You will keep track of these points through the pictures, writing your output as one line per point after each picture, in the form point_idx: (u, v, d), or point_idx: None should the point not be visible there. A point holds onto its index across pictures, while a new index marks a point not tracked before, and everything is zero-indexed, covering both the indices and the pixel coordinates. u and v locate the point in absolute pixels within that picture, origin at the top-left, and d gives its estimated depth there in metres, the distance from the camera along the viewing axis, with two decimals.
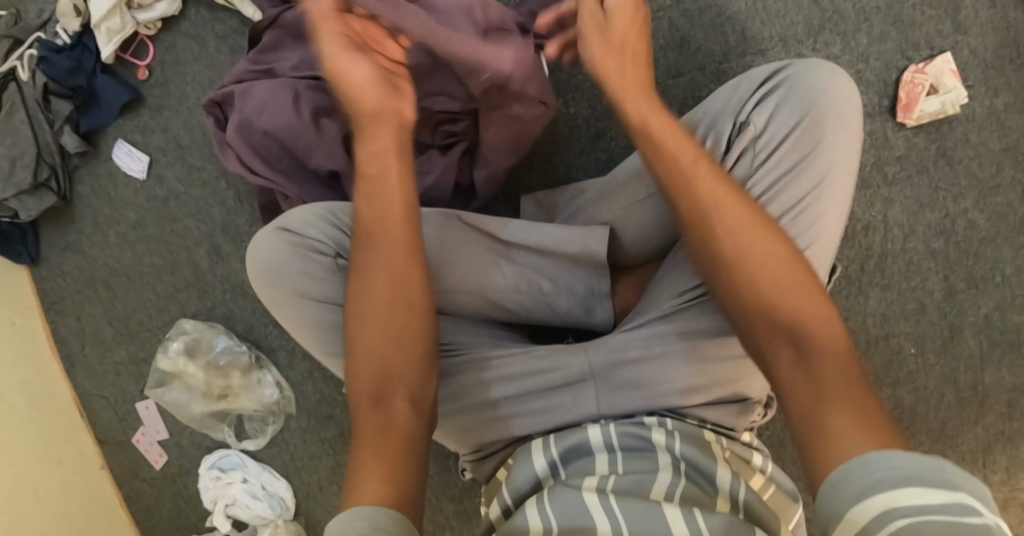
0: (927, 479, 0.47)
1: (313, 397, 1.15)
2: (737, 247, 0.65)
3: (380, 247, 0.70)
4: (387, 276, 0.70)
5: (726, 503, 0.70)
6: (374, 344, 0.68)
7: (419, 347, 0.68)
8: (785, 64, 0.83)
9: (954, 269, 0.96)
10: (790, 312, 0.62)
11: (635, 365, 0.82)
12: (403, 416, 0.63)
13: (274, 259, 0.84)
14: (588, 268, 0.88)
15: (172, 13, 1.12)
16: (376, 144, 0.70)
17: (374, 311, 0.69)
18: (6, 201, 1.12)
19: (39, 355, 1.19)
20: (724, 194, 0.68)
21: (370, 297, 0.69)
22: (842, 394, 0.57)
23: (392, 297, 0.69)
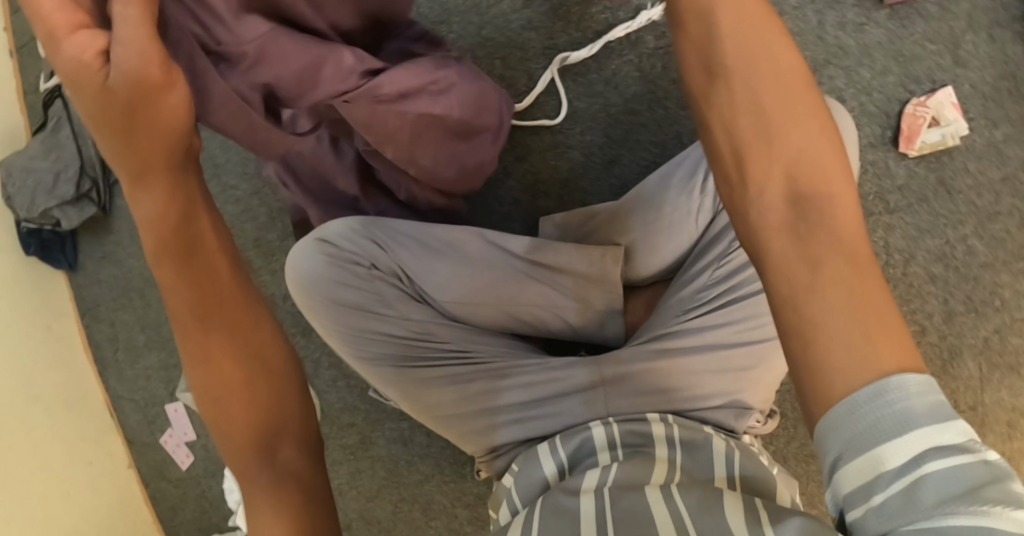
0: (920, 424, 0.45)
1: (336, 405, 1.15)
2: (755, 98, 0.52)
3: (209, 320, 0.56)
4: (225, 344, 0.57)
5: (724, 479, 0.76)
6: (234, 420, 0.57)
7: (292, 398, 0.60)
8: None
9: (954, 292, 0.99)
10: (801, 176, 0.51)
11: (645, 376, 0.87)
12: (293, 468, 0.60)
13: (311, 268, 0.89)
14: (601, 288, 0.92)
15: None
16: (168, 216, 0.53)
17: (223, 385, 0.57)
18: (49, 211, 1.18)
19: (73, 357, 1.25)
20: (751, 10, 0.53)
21: (215, 377, 0.56)
22: (860, 292, 0.48)
23: (241, 365, 0.57)
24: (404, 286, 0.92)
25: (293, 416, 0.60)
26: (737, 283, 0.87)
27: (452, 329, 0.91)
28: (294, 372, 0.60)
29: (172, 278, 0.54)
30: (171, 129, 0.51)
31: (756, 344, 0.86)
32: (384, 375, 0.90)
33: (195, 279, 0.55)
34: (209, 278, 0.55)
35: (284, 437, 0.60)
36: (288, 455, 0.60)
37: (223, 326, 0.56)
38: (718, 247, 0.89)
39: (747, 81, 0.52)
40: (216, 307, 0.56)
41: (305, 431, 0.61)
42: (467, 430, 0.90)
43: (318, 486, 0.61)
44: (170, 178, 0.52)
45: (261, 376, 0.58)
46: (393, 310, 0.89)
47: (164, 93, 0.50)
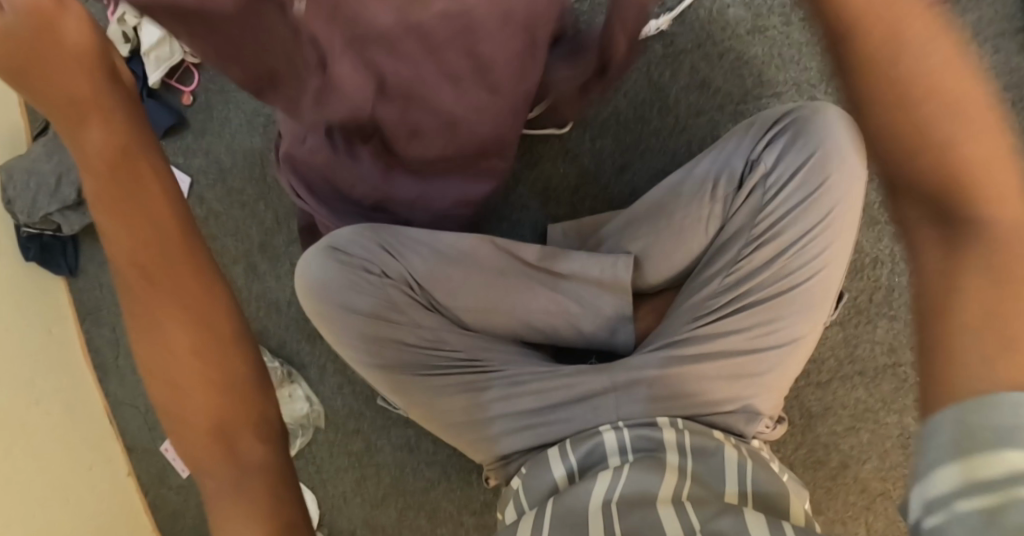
0: (1011, 447, 0.40)
1: (342, 412, 1.14)
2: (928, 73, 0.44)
3: (160, 279, 0.48)
4: (174, 309, 0.49)
5: (735, 495, 0.75)
6: (191, 405, 0.49)
7: (249, 377, 0.51)
8: (793, 107, 0.88)
9: None
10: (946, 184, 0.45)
11: (657, 383, 0.87)
12: (254, 461, 0.51)
13: (324, 275, 0.89)
14: (612, 293, 0.92)
15: None
16: (104, 161, 0.47)
17: (176, 363, 0.49)
18: (51, 216, 1.17)
19: (73, 362, 1.24)
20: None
21: (167, 353, 0.49)
22: (1006, 309, 0.43)
23: (196, 335, 0.49)
24: (416, 294, 0.91)
25: (245, 396, 0.51)
26: (747, 292, 0.87)
27: (464, 336, 0.91)
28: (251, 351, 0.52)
29: (110, 227, 0.47)
30: (83, 52, 0.45)
31: (765, 350, 0.87)
32: (397, 382, 0.90)
33: (135, 221, 0.47)
34: (156, 223, 0.48)
35: (243, 424, 0.51)
36: (250, 446, 0.51)
37: (172, 279, 0.48)
38: (727, 255, 0.89)
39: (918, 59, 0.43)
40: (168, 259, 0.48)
41: (269, 421, 0.52)
42: (476, 437, 0.90)
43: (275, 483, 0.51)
44: (90, 97, 0.46)
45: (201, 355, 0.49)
46: (405, 318, 0.89)
47: (55, 24, 0.44)
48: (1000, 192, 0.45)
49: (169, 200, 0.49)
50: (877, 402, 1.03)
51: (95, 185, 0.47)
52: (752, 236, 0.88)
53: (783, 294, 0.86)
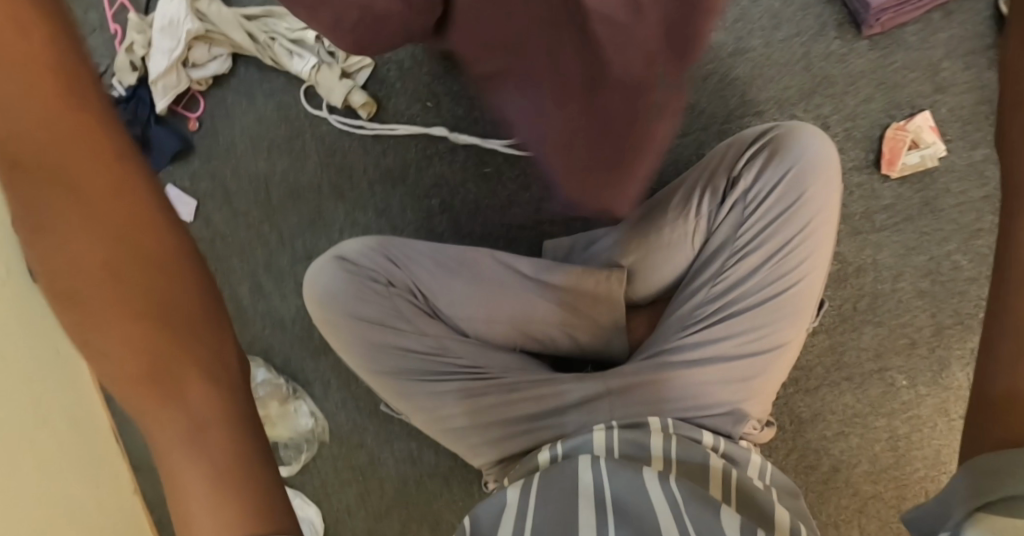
0: None
1: (346, 426, 1.17)
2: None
3: (79, 206, 0.43)
4: (96, 247, 0.43)
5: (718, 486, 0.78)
6: (112, 330, 0.43)
7: (205, 331, 0.46)
8: (771, 126, 0.92)
9: (941, 306, 1.04)
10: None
11: (647, 389, 0.90)
12: (213, 413, 0.46)
13: (332, 284, 0.94)
14: (607, 305, 0.94)
15: (224, 70, 1.17)
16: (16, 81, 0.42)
17: (112, 313, 0.43)
18: None
19: (80, 384, 1.27)
20: None
21: (98, 300, 0.43)
22: None
23: (127, 287, 0.43)
24: (419, 302, 0.95)
25: (200, 352, 0.46)
26: (733, 299, 0.90)
27: (465, 343, 0.94)
28: (213, 315, 0.46)
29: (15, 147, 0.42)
30: None
31: (754, 355, 0.89)
32: (399, 387, 0.93)
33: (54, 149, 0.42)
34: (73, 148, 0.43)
35: (199, 380, 0.46)
36: (201, 396, 0.46)
37: (61, 152, 0.42)
38: (713, 266, 0.93)
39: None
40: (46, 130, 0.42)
41: (228, 373, 0.47)
42: (474, 442, 0.93)
43: (247, 453, 0.47)
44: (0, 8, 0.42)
45: (112, 266, 0.43)
46: (408, 324, 0.93)
47: None
48: None
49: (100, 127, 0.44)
50: (866, 406, 1.06)
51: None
52: (736, 248, 0.91)
53: (770, 300, 0.89)
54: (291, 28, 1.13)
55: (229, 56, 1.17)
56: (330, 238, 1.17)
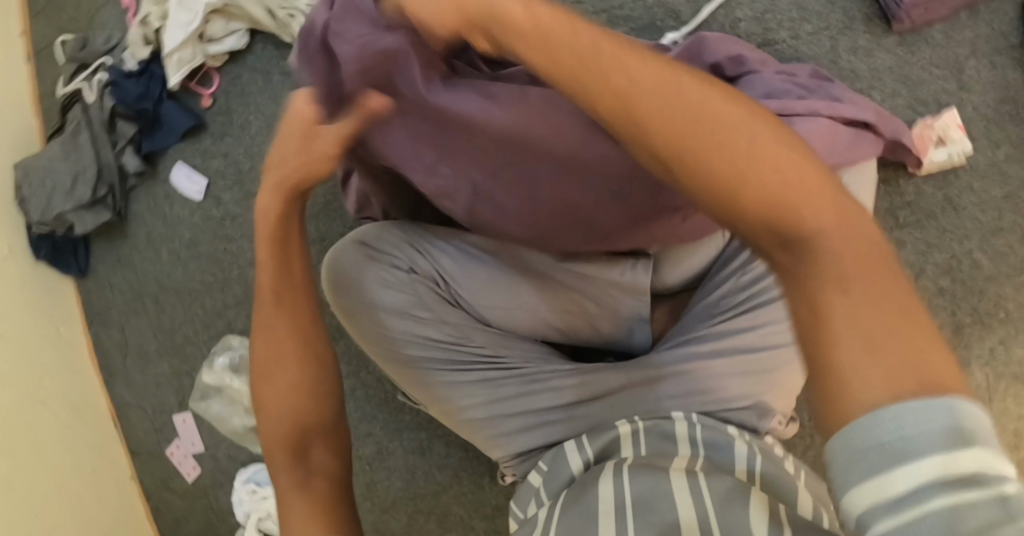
0: (908, 494, 0.42)
1: (354, 415, 1.15)
2: (620, 72, 0.52)
3: (284, 310, 0.74)
4: (288, 341, 0.73)
5: (745, 473, 0.78)
6: (279, 388, 0.72)
7: (326, 406, 0.74)
8: None
9: (960, 305, 1.04)
10: (702, 156, 0.50)
11: (672, 381, 0.89)
12: (325, 465, 0.71)
13: (354, 270, 0.92)
14: (633, 297, 0.94)
15: (240, 46, 1.15)
16: (285, 233, 0.75)
17: (280, 380, 0.73)
18: (64, 215, 1.17)
19: (79, 365, 1.24)
20: (662, 100, 0.51)
21: (273, 362, 0.73)
22: (878, 320, 0.46)
23: (294, 371, 0.73)
24: (441, 290, 0.93)
25: (325, 417, 0.73)
26: (760, 291, 0.90)
27: (487, 334, 0.93)
28: (336, 393, 0.75)
29: (266, 265, 0.75)
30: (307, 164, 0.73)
31: (777, 348, 0.89)
32: (421, 377, 0.93)
33: (282, 281, 0.75)
34: (293, 286, 0.75)
35: (320, 438, 0.73)
36: (320, 453, 0.72)
37: (287, 284, 0.75)
38: (741, 257, 0.92)
39: (607, 69, 0.52)
40: (280, 257, 0.75)
41: (340, 441, 0.74)
42: (492, 433, 0.92)
43: (338, 485, 0.71)
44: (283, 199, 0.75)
45: (300, 351, 0.73)
46: (431, 313, 0.91)
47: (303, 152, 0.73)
48: (820, 203, 0.49)
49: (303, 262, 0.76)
50: None
51: (270, 236, 0.75)
52: None
53: None
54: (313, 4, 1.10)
55: (246, 31, 1.15)
56: (342, 221, 1.14)
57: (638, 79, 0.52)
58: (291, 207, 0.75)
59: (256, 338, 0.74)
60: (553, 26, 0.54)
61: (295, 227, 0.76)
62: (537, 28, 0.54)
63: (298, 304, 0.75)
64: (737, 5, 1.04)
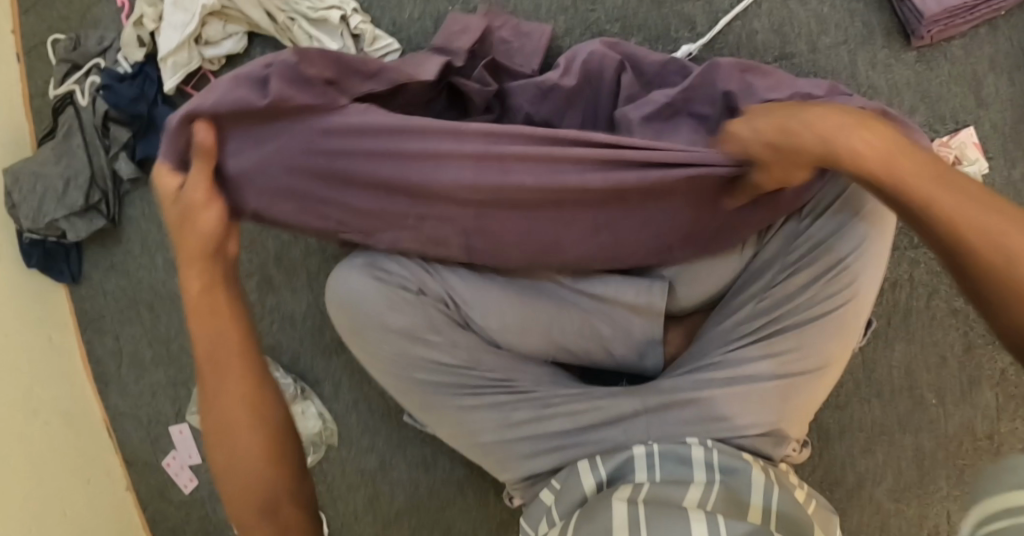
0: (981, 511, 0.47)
1: (356, 429, 1.12)
2: (929, 171, 0.69)
3: (227, 370, 0.72)
4: (239, 405, 0.72)
5: (757, 514, 0.80)
6: (243, 455, 0.72)
7: (285, 462, 0.74)
8: None
9: (973, 324, 1.03)
10: (988, 249, 0.67)
11: (687, 406, 0.88)
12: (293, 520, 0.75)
13: (358, 290, 0.87)
14: (646, 318, 0.92)
15: (238, 51, 1.11)
16: (205, 294, 0.72)
17: (236, 445, 0.72)
18: (55, 223, 1.14)
19: (72, 373, 1.21)
20: (960, 199, 0.68)
21: (227, 432, 0.72)
22: None
23: (247, 436, 0.72)
24: (451, 311, 0.90)
25: (283, 475, 0.74)
26: (782, 317, 0.88)
27: (497, 357, 0.91)
28: (293, 441, 0.75)
29: (196, 329, 0.72)
30: (205, 229, 0.72)
31: (797, 375, 0.87)
32: (430, 401, 0.90)
33: (214, 339, 0.72)
34: (227, 342, 0.72)
35: (286, 497, 0.74)
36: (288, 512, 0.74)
37: (223, 344, 0.72)
38: (760, 281, 0.90)
39: (921, 190, 0.68)
40: (209, 323, 0.72)
41: (302, 492, 0.76)
42: (507, 455, 0.91)
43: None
44: (200, 261, 0.72)
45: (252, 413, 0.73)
46: (441, 337, 0.88)
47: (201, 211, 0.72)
48: None
49: (237, 311, 0.73)
50: (893, 422, 1.05)
51: (197, 301, 0.71)
52: (786, 264, 0.88)
53: (819, 319, 0.86)
54: (314, 7, 1.04)
55: (245, 34, 1.10)
56: None
57: (940, 177, 0.69)
58: (204, 267, 0.72)
59: (202, 399, 0.73)
60: (881, 141, 0.70)
61: (223, 287, 0.73)
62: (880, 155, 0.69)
63: (236, 358, 0.73)
64: (754, 16, 1.01)
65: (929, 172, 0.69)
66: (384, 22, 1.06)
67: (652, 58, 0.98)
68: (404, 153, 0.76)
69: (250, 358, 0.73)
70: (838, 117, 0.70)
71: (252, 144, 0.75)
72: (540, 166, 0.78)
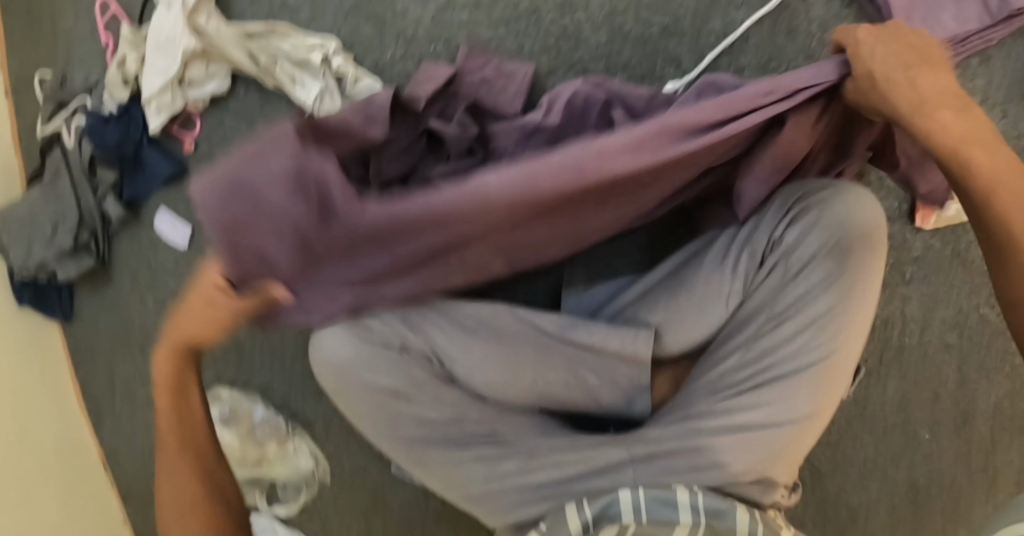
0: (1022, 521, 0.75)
1: (348, 468, 1.12)
2: (992, 150, 0.73)
3: (183, 443, 0.85)
4: (188, 470, 0.85)
5: None
6: (186, 516, 0.84)
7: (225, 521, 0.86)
8: (804, 187, 0.87)
9: (967, 360, 1.02)
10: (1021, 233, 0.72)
11: (672, 456, 0.89)
12: None
13: (342, 349, 0.88)
14: (631, 367, 0.92)
15: (222, 92, 1.10)
16: (180, 382, 0.82)
17: (183, 506, 0.84)
18: (46, 264, 1.14)
19: (66, 410, 1.22)
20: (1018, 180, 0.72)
21: (175, 494, 0.85)
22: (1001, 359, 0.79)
23: (192, 497, 0.85)
24: (436, 366, 0.93)
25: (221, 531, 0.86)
26: (766, 368, 0.88)
27: (485, 409, 0.93)
28: (233, 503, 0.88)
29: (163, 405, 0.83)
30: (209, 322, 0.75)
31: (784, 425, 0.87)
32: (416, 454, 0.92)
33: (181, 413, 0.84)
34: (185, 419, 0.84)
35: None
36: None
37: (181, 421, 0.84)
38: (747, 331, 0.90)
39: (982, 166, 0.72)
40: (170, 399, 0.83)
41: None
42: (495, 507, 0.91)
43: None
44: (177, 359, 0.81)
45: (197, 478, 0.85)
46: (425, 393, 0.90)
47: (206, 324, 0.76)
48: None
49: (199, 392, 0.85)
50: (887, 458, 1.04)
51: (164, 384, 0.82)
52: (772, 315, 0.89)
53: (808, 368, 0.87)
54: (295, 49, 1.05)
55: (228, 74, 1.09)
56: None
57: (998, 158, 0.73)
58: (173, 365, 0.81)
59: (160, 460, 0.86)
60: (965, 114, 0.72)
61: (195, 374, 0.83)
62: (953, 135, 0.72)
63: (189, 431, 0.85)
64: (741, 52, 0.99)
65: (997, 150, 0.73)
66: (366, 63, 1.06)
67: (640, 93, 0.94)
68: (428, 214, 0.61)
69: (203, 430, 0.86)
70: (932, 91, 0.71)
71: (301, 272, 0.68)
72: (572, 183, 0.64)
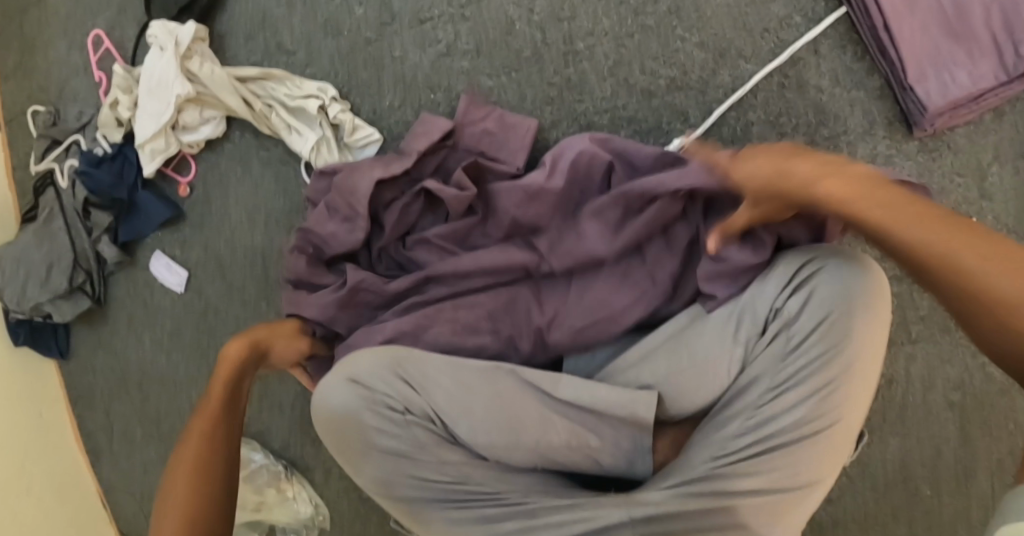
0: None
1: (348, 515, 1.11)
2: (879, 200, 0.70)
3: (213, 429, 0.80)
4: (202, 449, 0.78)
5: None
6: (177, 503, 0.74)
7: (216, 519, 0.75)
8: (811, 256, 0.87)
9: (971, 418, 1.01)
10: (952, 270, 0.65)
11: (674, 521, 0.87)
12: None
13: (345, 409, 0.90)
14: (633, 428, 0.91)
15: (218, 134, 1.09)
16: (230, 371, 0.87)
17: (185, 486, 0.76)
18: (41, 305, 1.12)
19: (64, 446, 1.21)
20: (896, 213, 0.69)
21: (179, 475, 0.76)
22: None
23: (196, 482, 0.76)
24: (438, 428, 0.91)
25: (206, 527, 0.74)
26: (766, 435, 0.86)
27: (484, 470, 0.91)
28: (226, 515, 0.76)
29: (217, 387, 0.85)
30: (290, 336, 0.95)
31: (786, 492, 0.85)
32: (416, 514, 0.91)
33: (228, 404, 0.83)
34: (226, 413, 0.83)
35: None
36: None
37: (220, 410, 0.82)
38: (748, 397, 0.88)
39: (874, 216, 0.69)
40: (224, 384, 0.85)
41: None
42: None
43: None
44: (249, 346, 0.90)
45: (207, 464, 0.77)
46: (426, 455, 0.90)
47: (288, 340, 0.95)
48: None
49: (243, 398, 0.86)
50: (888, 513, 1.04)
51: (226, 369, 0.87)
52: (773, 383, 0.87)
53: (809, 437, 0.85)
54: (292, 95, 1.02)
55: (223, 118, 1.08)
56: None
57: (860, 207, 0.70)
58: (240, 351, 0.89)
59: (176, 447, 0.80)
60: (838, 174, 0.72)
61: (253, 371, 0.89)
62: (845, 196, 0.71)
63: (221, 423, 0.81)
64: (749, 107, 0.97)
65: (883, 195, 0.70)
66: (364, 110, 1.04)
67: (646, 151, 0.94)
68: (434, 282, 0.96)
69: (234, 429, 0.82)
70: (799, 165, 0.73)
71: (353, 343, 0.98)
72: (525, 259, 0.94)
